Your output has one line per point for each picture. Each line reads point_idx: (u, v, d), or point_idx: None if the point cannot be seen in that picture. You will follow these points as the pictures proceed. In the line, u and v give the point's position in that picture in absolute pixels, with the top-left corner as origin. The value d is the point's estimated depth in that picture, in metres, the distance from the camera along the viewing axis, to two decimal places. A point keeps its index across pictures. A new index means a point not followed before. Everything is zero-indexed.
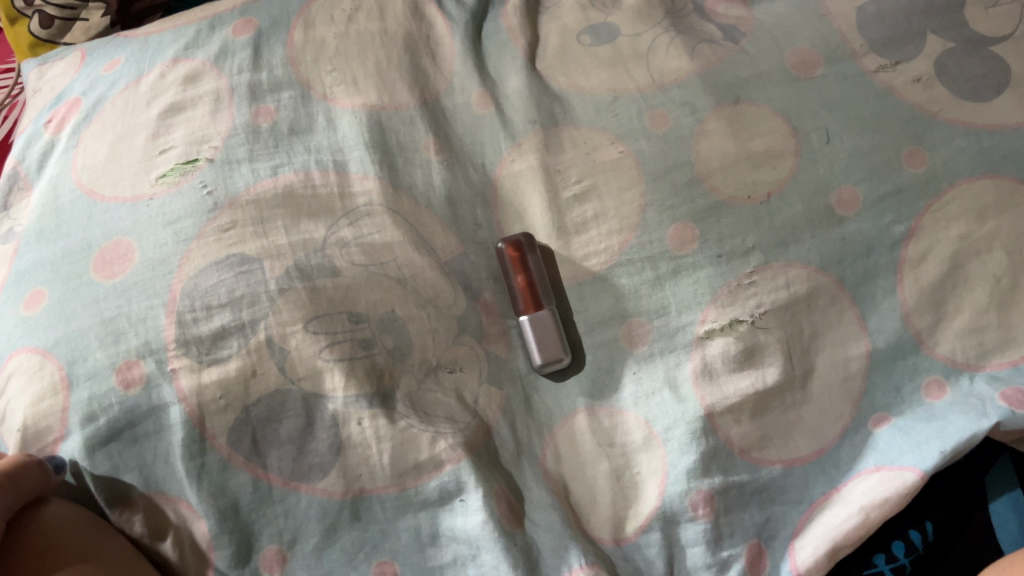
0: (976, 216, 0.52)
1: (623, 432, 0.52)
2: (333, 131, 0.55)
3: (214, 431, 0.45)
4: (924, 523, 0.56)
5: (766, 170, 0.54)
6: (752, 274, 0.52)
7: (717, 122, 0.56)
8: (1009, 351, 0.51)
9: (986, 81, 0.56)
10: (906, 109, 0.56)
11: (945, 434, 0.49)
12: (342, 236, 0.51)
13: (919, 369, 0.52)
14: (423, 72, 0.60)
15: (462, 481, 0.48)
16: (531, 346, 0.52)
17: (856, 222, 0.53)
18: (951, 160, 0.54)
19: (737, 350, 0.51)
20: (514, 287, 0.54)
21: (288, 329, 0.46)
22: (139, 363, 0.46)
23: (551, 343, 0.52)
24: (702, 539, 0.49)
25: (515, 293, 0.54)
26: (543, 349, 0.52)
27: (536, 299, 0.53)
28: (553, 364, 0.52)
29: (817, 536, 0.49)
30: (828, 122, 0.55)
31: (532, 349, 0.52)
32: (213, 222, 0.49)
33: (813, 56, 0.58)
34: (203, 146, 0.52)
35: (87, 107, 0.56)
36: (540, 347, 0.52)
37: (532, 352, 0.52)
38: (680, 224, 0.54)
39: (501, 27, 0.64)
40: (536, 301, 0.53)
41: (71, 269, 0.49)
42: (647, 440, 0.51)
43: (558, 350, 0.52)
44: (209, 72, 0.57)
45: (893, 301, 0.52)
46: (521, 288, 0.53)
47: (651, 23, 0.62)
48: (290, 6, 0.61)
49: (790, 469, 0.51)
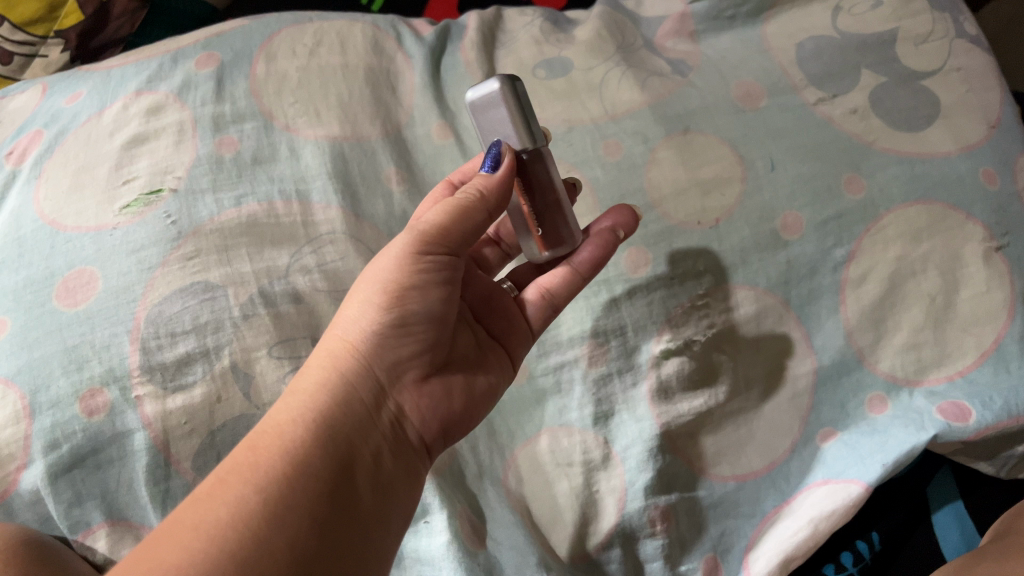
0: (911, 239, 0.54)
1: (498, 119, 0.45)
2: (296, 160, 0.56)
3: (178, 455, 0.46)
4: (870, 533, 0.60)
5: (715, 197, 0.57)
6: (705, 296, 0.54)
7: (667, 151, 0.59)
8: (945, 366, 0.53)
9: (919, 113, 0.59)
10: (844, 139, 0.59)
11: (888, 447, 0.51)
12: (306, 263, 0.52)
13: (862, 386, 0.54)
14: (384, 103, 0.62)
15: (427, 502, 0.48)
16: (511, 125, 0.45)
17: (800, 245, 0.55)
18: (886, 186, 0.56)
19: (691, 369, 0.53)
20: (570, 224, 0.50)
21: (254, 354, 0.48)
22: (103, 391, 0.46)
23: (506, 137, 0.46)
24: (660, 554, 0.52)
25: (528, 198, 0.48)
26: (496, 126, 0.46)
27: (493, 165, 0.45)
28: (511, 95, 0.45)
29: (769, 548, 0.52)
30: (772, 151, 0.58)
31: (483, 130, 0.46)
32: (178, 250, 0.50)
33: (756, 90, 0.61)
34: (167, 176, 0.53)
35: (49, 138, 0.57)
36: (524, 156, 0.47)
37: (514, 109, 0.45)
38: (635, 249, 0.55)
39: (459, 62, 0.66)
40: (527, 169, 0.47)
41: (34, 297, 0.49)
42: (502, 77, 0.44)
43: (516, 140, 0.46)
44: (173, 103, 0.57)
45: (837, 320, 0.55)
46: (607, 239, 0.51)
47: (603, 57, 0.65)
48: (253, 39, 0.62)
49: (742, 483, 0.54)
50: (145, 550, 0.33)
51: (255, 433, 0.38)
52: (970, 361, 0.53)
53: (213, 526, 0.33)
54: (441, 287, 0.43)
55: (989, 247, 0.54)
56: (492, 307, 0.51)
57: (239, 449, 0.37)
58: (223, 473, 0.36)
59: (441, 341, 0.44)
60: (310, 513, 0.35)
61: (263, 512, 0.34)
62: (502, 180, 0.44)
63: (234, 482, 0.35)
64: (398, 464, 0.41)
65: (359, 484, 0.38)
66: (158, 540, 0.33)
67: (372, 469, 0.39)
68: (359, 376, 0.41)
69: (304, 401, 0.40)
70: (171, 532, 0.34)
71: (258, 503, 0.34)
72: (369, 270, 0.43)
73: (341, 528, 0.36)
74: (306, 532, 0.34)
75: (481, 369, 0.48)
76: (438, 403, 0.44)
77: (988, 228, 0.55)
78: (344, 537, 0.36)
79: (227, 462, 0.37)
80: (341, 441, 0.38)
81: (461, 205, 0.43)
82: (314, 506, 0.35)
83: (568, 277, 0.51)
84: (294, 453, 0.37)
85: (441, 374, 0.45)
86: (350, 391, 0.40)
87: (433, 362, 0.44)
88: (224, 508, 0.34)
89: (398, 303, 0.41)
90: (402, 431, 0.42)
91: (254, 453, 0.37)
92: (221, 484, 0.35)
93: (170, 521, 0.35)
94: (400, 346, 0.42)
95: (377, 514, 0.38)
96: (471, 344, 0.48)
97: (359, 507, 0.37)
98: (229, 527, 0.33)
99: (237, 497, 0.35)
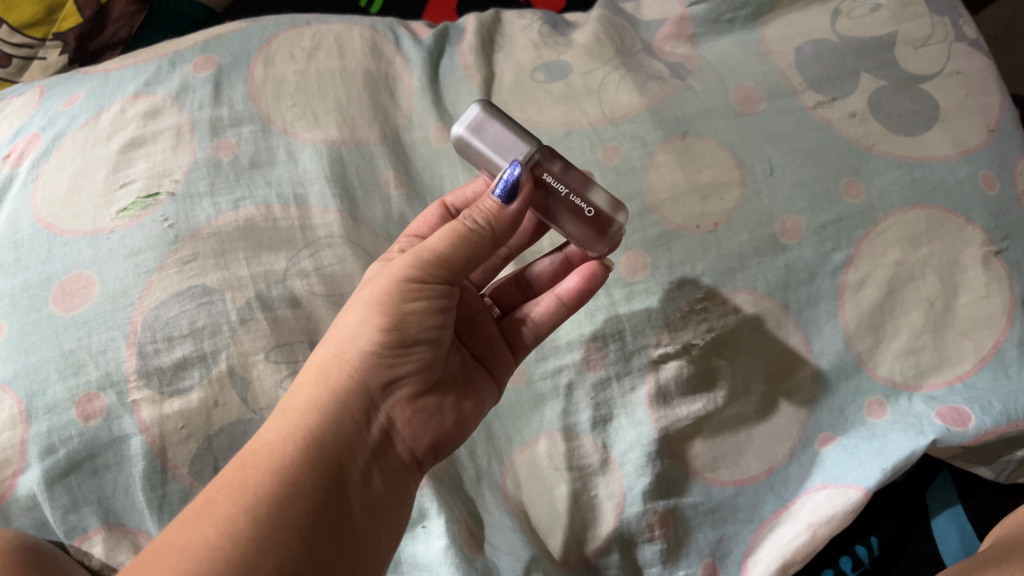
0: (910, 243, 0.54)
1: (496, 133, 0.46)
2: (294, 164, 0.56)
3: (175, 460, 0.46)
4: (869, 538, 0.60)
5: (714, 201, 0.57)
6: (703, 300, 0.54)
7: (666, 154, 0.58)
8: (944, 371, 0.53)
9: (918, 117, 0.59)
10: (843, 143, 0.59)
11: (887, 452, 0.51)
12: (303, 267, 0.52)
13: (860, 391, 0.54)
14: (383, 107, 0.62)
15: (425, 507, 0.48)
16: (511, 132, 0.46)
17: (799, 249, 0.55)
18: (885, 191, 0.56)
19: (689, 373, 0.52)
20: (597, 195, 0.46)
21: (250, 358, 0.48)
22: (100, 395, 0.46)
23: (512, 149, 0.46)
24: (658, 559, 0.52)
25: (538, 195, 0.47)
26: (505, 143, 0.46)
27: (509, 198, 0.43)
28: (497, 114, 0.47)
29: (768, 554, 0.52)
30: (771, 155, 0.58)
31: (486, 158, 0.46)
32: (174, 254, 0.50)
33: (755, 94, 0.61)
34: (164, 179, 0.53)
35: (46, 141, 0.57)
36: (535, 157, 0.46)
37: (510, 125, 0.46)
38: (633, 253, 0.56)
39: (457, 65, 0.66)
40: (539, 173, 0.46)
41: (30, 302, 0.49)
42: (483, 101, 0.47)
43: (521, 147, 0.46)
44: (170, 107, 0.57)
45: (836, 324, 0.54)
46: (594, 270, 0.50)
47: (602, 61, 0.64)
48: (251, 43, 0.62)
49: (741, 488, 0.53)
50: (136, 571, 0.34)
51: (246, 451, 0.39)
52: (969, 366, 0.53)
53: (202, 549, 0.34)
54: (437, 310, 0.43)
55: (988, 251, 0.54)
56: (475, 329, 0.51)
57: (229, 467, 0.38)
58: (214, 492, 0.37)
59: (437, 358, 0.44)
60: (298, 537, 0.35)
61: (252, 535, 0.35)
62: (515, 215, 0.44)
63: (222, 503, 0.36)
64: (391, 480, 0.41)
65: (350, 503, 0.38)
66: (146, 564, 0.34)
67: (362, 487, 0.39)
68: (352, 393, 0.41)
69: (295, 418, 0.40)
70: (159, 554, 0.35)
71: (245, 527, 0.35)
72: (366, 288, 0.43)
73: (330, 550, 0.36)
74: (293, 557, 0.35)
75: (472, 389, 0.48)
76: (431, 418, 0.44)
77: (987, 232, 0.54)
78: (332, 558, 0.36)
79: (218, 481, 0.37)
80: (331, 461, 0.39)
81: (463, 232, 0.42)
82: (302, 529, 0.36)
83: (552, 307, 0.51)
84: (283, 472, 0.37)
85: (436, 390, 0.45)
86: (342, 409, 0.40)
87: (428, 379, 0.44)
88: (212, 532, 0.35)
89: (394, 326, 0.41)
90: (395, 448, 0.42)
91: (244, 473, 0.37)
92: (210, 504, 0.36)
93: (161, 542, 0.35)
94: (395, 365, 0.42)
95: (366, 532, 0.39)
96: (460, 365, 0.48)
97: (348, 526, 0.38)
98: (218, 554, 0.34)
99: (225, 520, 0.35)
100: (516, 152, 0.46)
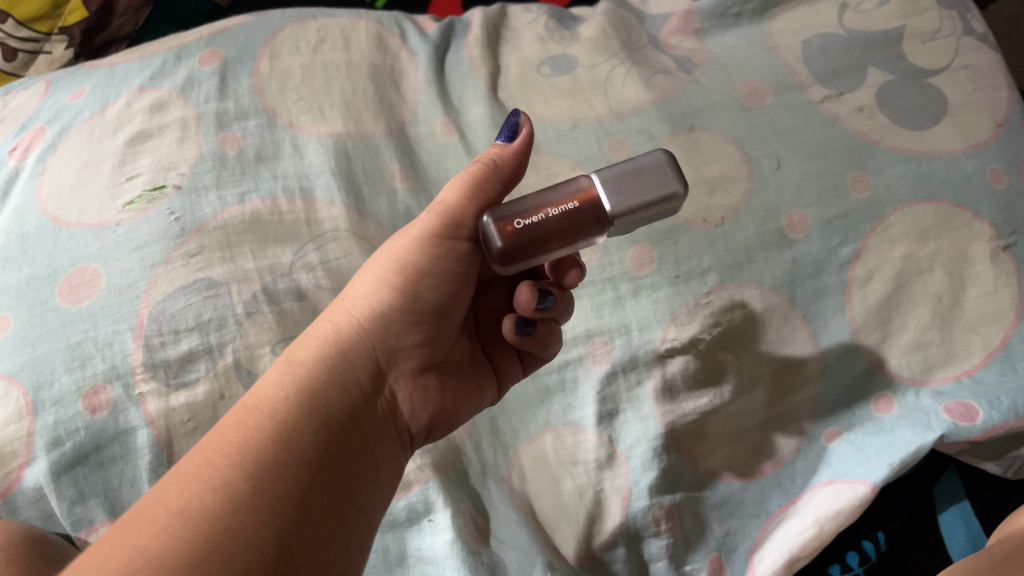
0: (918, 238, 0.54)
1: (636, 181, 0.39)
2: (300, 157, 0.56)
3: (181, 453, 0.46)
4: (876, 533, 0.60)
5: (720, 195, 0.57)
6: (708, 294, 0.54)
7: (672, 148, 0.59)
8: (952, 365, 0.53)
9: (926, 111, 0.59)
10: (851, 137, 0.58)
11: (893, 447, 0.51)
12: (309, 260, 0.52)
13: (867, 386, 0.54)
14: (389, 100, 0.62)
15: (431, 500, 0.48)
16: (627, 198, 0.39)
17: (806, 244, 0.55)
18: (892, 185, 0.56)
19: (696, 368, 0.52)
20: (525, 248, 0.40)
21: (256, 352, 0.48)
22: (106, 388, 0.46)
23: (617, 197, 0.39)
24: (664, 554, 0.51)
25: (562, 194, 0.40)
26: (618, 180, 0.39)
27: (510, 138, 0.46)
28: (657, 200, 0.39)
29: (774, 549, 0.52)
30: (779, 149, 0.58)
31: (624, 166, 0.40)
32: (180, 248, 0.50)
33: (762, 87, 0.61)
34: (171, 173, 0.53)
35: (52, 134, 0.57)
36: (589, 214, 0.39)
37: (639, 212, 0.39)
38: (640, 247, 0.56)
39: (464, 59, 0.66)
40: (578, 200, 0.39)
41: (37, 294, 0.49)
42: (683, 189, 0.39)
43: (615, 204, 0.39)
44: (176, 100, 0.57)
45: (843, 319, 0.54)
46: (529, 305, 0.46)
47: (608, 55, 0.64)
48: (257, 36, 0.62)
49: (748, 483, 0.53)
50: (124, 526, 0.33)
51: (244, 408, 0.38)
52: (978, 361, 0.52)
53: (197, 512, 0.33)
54: (447, 279, 0.44)
55: (996, 246, 0.54)
56: (493, 325, 0.52)
57: (227, 426, 0.37)
58: (210, 452, 0.36)
59: (439, 334, 0.45)
60: (297, 501, 0.35)
61: (249, 501, 0.34)
62: (515, 153, 0.45)
63: (220, 463, 0.35)
64: (387, 455, 0.41)
65: (350, 470, 0.38)
66: (136, 517, 0.33)
67: (364, 456, 0.39)
68: (357, 357, 0.42)
69: (298, 376, 0.39)
70: (151, 510, 0.33)
71: (244, 487, 0.34)
72: (378, 256, 0.45)
73: (329, 513, 0.36)
74: (291, 518, 0.34)
75: (473, 379, 0.49)
76: (430, 397, 0.45)
77: (995, 227, 0.54)
78: (331, 522, 0.36)
79: (213, 440, 0.36)
80: (332, 424, 0.38)
81: (473, 180, 0.44)
82: (301, 491, 0.35)
83: None
84: (283, 435, 0.36)
85: (435, 370, 0.46)
86: (347, 372, 0.41)
87: (429, 355, 0.45)
88: (206, 495, 0.33)
89: (407, 290, 0.43)
90: (395, 421, 0.43)
91: (243, 432, 0.36)
92: (207, 464, 0.35)
93: (151, 499, 0.34)
94: (403, 332, 0.43)
95: (364, 504, 0.38)
96: (467, 356, 0.49)
97: (346, 495, 0.37)
98: (213, 516, 0.33)
99: (222, 482, 0.34)
100: (606, 189, 0.39)
